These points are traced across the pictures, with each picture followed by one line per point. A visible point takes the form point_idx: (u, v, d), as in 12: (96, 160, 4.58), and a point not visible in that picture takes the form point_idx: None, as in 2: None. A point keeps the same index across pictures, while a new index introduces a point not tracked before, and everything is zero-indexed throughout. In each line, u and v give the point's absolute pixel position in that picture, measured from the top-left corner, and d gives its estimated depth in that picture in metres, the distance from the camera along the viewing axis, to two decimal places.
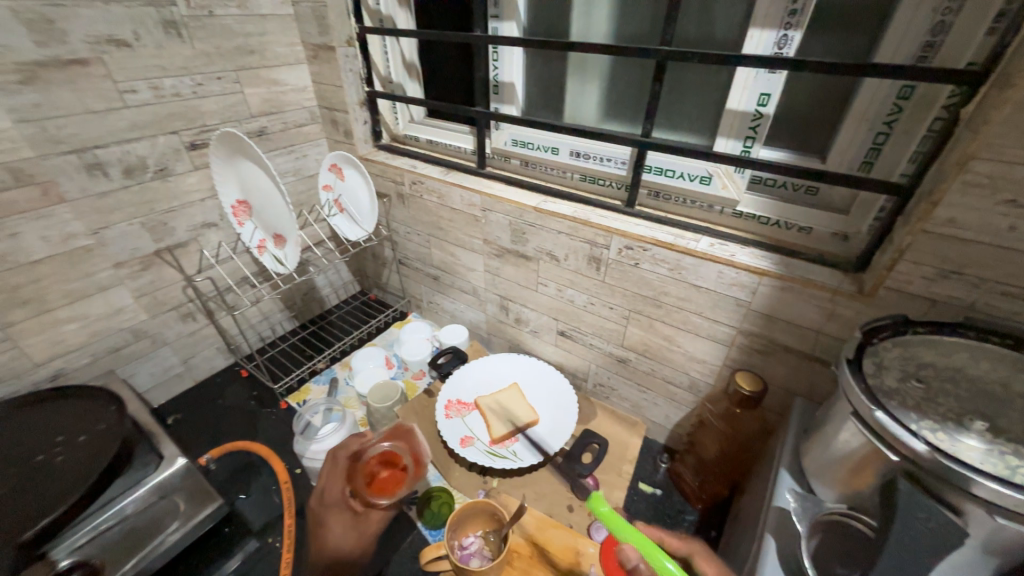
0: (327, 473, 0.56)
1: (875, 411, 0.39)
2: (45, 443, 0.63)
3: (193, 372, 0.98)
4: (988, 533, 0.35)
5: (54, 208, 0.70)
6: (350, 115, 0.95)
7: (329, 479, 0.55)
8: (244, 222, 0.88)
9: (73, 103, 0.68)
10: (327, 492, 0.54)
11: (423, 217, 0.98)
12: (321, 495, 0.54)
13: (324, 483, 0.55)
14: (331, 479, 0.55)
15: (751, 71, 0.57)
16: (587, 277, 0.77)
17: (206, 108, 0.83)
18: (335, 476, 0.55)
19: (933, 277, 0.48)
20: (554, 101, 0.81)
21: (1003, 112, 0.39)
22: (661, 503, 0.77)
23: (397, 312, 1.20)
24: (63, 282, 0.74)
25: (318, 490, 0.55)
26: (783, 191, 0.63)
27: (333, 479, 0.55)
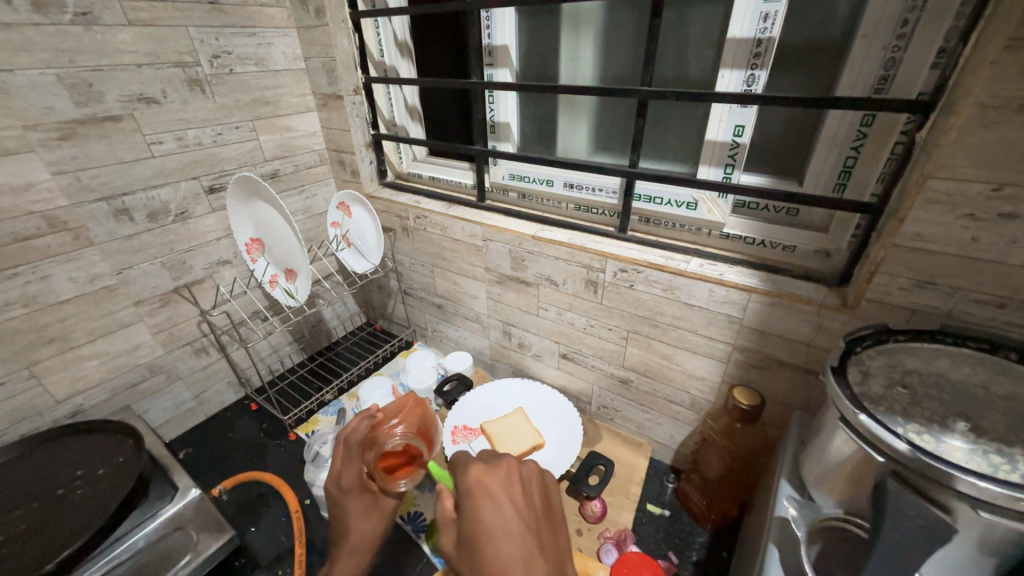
0: (342, 458, 0.59)
1: (859, 414, 0.41)
2: (65, 477, 0.67)
3: (205, 406, 1.01)
4: (980, 530, 0.36)
5: (83, 251, 0.75)
6: (357, 156, 1.02)
7: (344, 464, 0.59)
8: (257, 258, 0.93)
9: (106, 155, 0.74)
10: (343, 477, 0.58)
11: (427, 248, 1.02)
12: (338, 478, 0.59)
13: (339, 467, 0.59)
14: (346, 464, 0.59)
15: (726, 106, 0.62)
16: (585, 300, 0.80)
17: (225, 155, 0.89)
18: (350, 461, 0.59)
19: (910, 288, 0.51)
20: (547, 137, 0.87)
21: (951, 136, 0.44)
22: (670, 525, 0.77)
23: (402, 341, 1.23)
24: (87, 320, 0.78)
25: (335, 473, 0.59)
26: (766, 214, 0.67)
27: (349, 465, 0.59)
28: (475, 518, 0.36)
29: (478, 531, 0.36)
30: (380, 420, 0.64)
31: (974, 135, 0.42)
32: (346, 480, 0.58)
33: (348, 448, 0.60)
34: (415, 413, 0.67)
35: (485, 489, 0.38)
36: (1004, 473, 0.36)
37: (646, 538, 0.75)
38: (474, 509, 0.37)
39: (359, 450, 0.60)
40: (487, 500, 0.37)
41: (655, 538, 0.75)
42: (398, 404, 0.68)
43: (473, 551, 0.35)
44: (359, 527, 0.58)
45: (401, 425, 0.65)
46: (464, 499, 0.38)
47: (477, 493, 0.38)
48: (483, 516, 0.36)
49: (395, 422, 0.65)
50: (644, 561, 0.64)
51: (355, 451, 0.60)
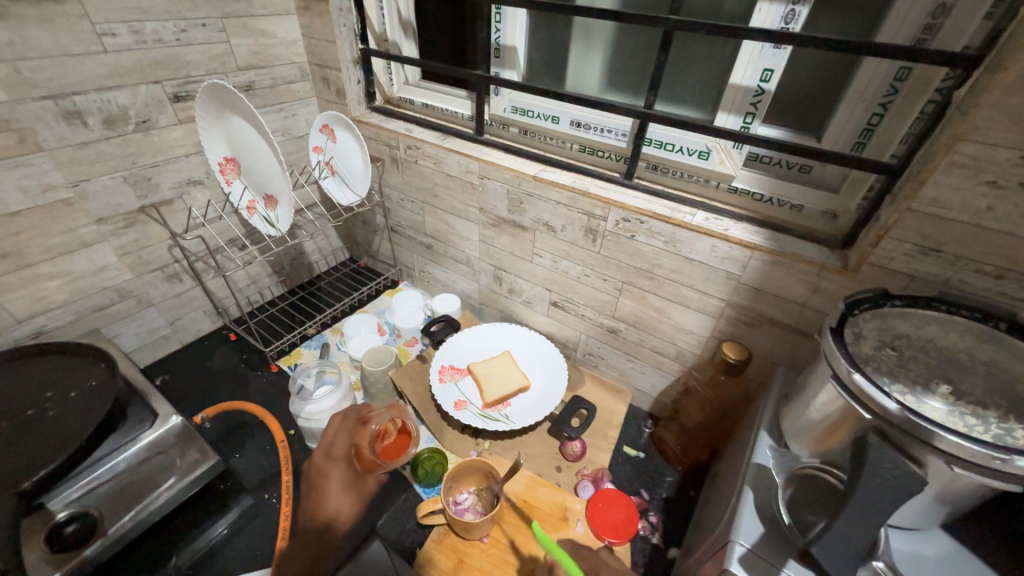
0: (336, 430, 0.57)
1: (854, 373, 0.42)
2: (34, 398, 0.64)
3: (181, 334, 0.97)
4: (946, 481, 0.39)
5: (31, 156, 0.66)
6: (343, 73, 0.92)
7: (336, 435, 0.56)
8: (232, 180, 0.85)
9: (48, 44, 0.64)
10: (335, 447, 0.55)
11: (417, 183, 0.96)
12: (327, 449, 0.55)
13: (330, 439, 0.56)
14: (339, 435, 0.56)
15: (757, 46, 0.57)
16: (583, 248, 0.78)
17: (191, 58, 0.78)
18: (345, 432, 0.56)
19: (914, 254, 0.51)
20: (556, 68, 0.80)
21: (993, 96, 0.41)
22: (644, 465, 0.82)
23: (388, 280, 1.20)
24: (43, 236, 0.71)
25: (324, 446, 0.55)
26: (778, 169, 0.65)
27: (343, 436, 0.56)
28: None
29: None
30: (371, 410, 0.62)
31: (1016, 95, 0.40)
32: (336, 450, 0.54)
33: (344, 419, 0.58)
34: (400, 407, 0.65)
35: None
36: (977, 432, 0.38)
37: (621, 476, 0.80)
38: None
39: (354, 424, 0.58)
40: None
41: (629, 476, 0.80)
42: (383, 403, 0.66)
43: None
44: (338, 500, 0.50)
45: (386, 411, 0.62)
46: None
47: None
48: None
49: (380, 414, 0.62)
50: (618, 498, 0.71)
51: (351, 423, 0.57)
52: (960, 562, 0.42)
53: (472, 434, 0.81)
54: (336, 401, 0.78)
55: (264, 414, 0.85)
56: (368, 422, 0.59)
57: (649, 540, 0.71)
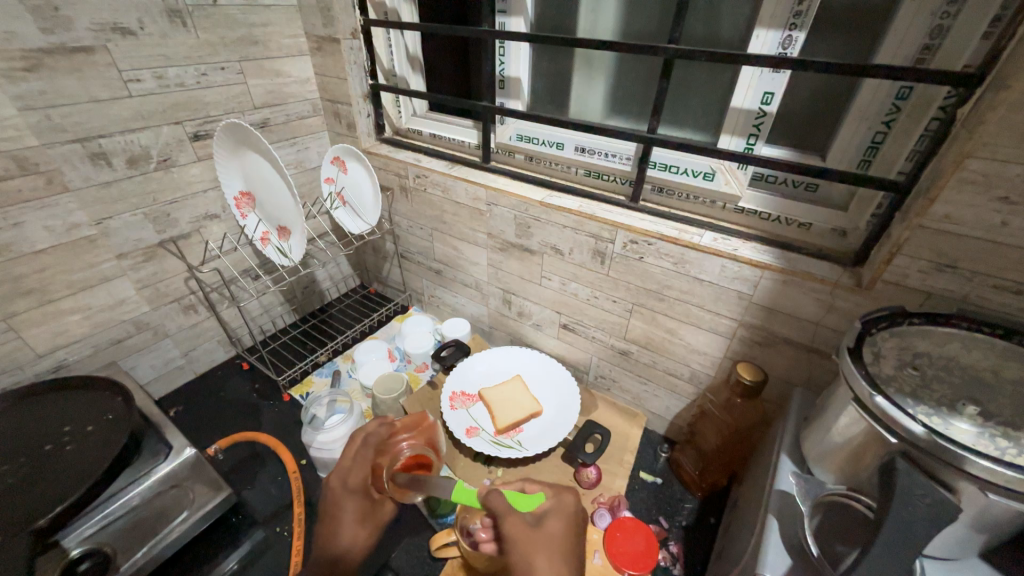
0: (355, 456, 0.54)
1: (876, 396, 0.40)
2: (53, 433, 0.65)
3: (195, 364, 0.98)
4: (981, 508, 0.37)
5: (58, 197, 0.69)
6: (354, 108, 0.95)
7: (353, 463, 0.54)
8: (247, 213, 0.88)
9: (78, 91, 0.67)
10: (351, 477, 0.53)
11: (426, 211, 0.98)
12: (344, 477, 0.53)
13: (347, 465, 0.53)
14: (357, 464, 0.53)
15: (757, 70, 0.59)
16: (591, 271, 0.79)
17: (210, 99, 0.82)
18: (364, 461, 0.54)
19: (929, 271, 0.51)
20: (560, 96, 0.82)
21: (998, 113, 0.41)
22: (662, 491, 0.79)
23: (398, 306, 1.21)
24: (66, 272, 0.73)
25: (340, 473, 0.53)
26: (784, 188, 0.65)
27: (362, 464, 0.54)
28: (551, 522, 0.49)
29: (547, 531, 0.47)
30: (396, 428, 0.58)
31: (1021, 113, 0.40)
32: (353, 480, 0.53)
33: (364, 445, 0.54)
34: (430, 428, 0.60)
35: (567, 509, 0.50)
36: (1010, 456, 0.37)
37: (638, 503, 0.77)
38: (553, 514, 0.49)
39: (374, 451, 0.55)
40: (563, 518, 0.49)
41: (647, 503, 0.77)
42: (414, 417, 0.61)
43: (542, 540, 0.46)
44: (353, 532, 0.51)
45: (415, 434, 0.58)
46: (550, 504, 0.51)
47: (563, 509, 0.50)
48: (557, 520, 0.49)
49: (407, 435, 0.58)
50: (637, 527, 0.69)
51: (371, 450, 0.54)
52: None
53: (484, 461, 0.80)
54: (347, 430, 0.78)
55: (276, 444, 0.85)
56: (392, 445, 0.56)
57: (671, 571, 0.68)
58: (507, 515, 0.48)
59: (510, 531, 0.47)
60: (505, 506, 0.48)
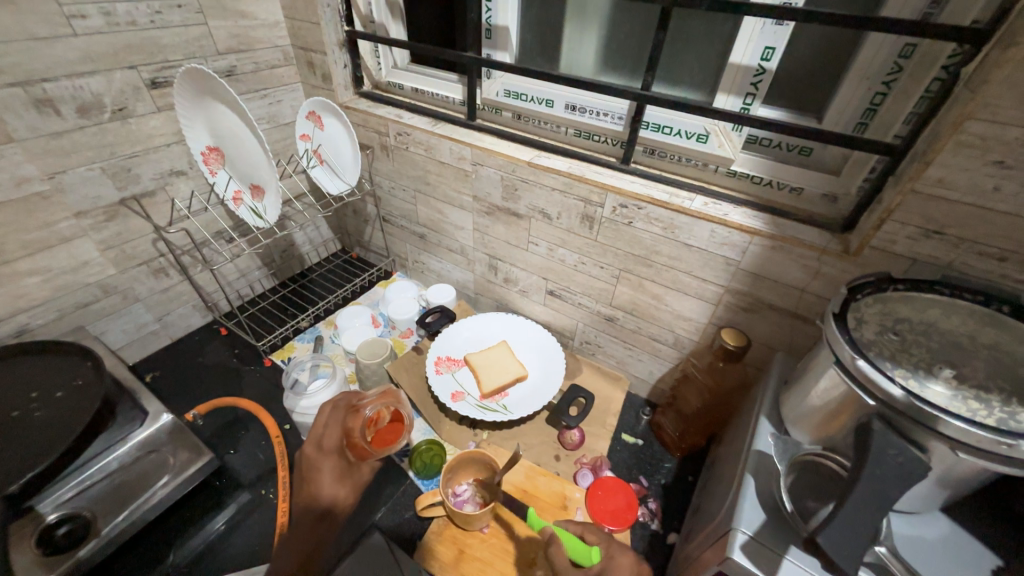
0: (326, 420, 0.54)
1: (858, 359, 0.41)
2: (19, 399, 0.62)
3: (170, 330, 0.95)
4: (948, 465, 0.39)
5: (2, 148, 0.63)
6: (329, 57, 0.88)
7: (325, 427, 0.53)
8: (216, 170, 0.83)
9: (13, 26, 0.60)
10: (326, 438, 0.52)
11: (408, 171, 0.93)
12: (318, 441, 0.52)
13: (320, 429, 0.53)
14: (330, 426, 0.53)
15: (759, 22, 0.55)
16: (579, 236, 0.77)
17: (167, 41, 0.75)
18: (336, 422, 0.54)
19: (917, 237, 0.50)
20: (550, 49, 0.77)
21: (1003, 72, 0.40)
22: (643, 452, 0.82)
23: (381, 271, 1.18)
24: (20, 231, 0.68)
25: (314, 438, 0.52)
26: (778, 152, 0.63)
27: (335, 425, 0.53)
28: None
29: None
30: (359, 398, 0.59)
31: None
32: (328, 442, 0.52)
33: (334, 408, 0.55)
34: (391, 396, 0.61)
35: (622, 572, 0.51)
36: (980, 416, 0.38)
37: (620, 463, 0.80)
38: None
39: (345, 413, 0.55)
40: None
41: (628, 463, 0.80)
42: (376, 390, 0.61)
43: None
44: (332, 492, 0.49)
45: (379, 397, 0.60)
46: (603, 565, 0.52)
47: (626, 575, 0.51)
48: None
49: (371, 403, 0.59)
50: (618, 486, 0.71)
51: (342, 412, 0.55)
52: (960, 544, 0.42)
53: (470, 425, 0.81)
54: (331, 395, 0.77)
55: (258, 409, 0.84)
56: (358, 411, 0.57)
57: (649, 526, 0.71)
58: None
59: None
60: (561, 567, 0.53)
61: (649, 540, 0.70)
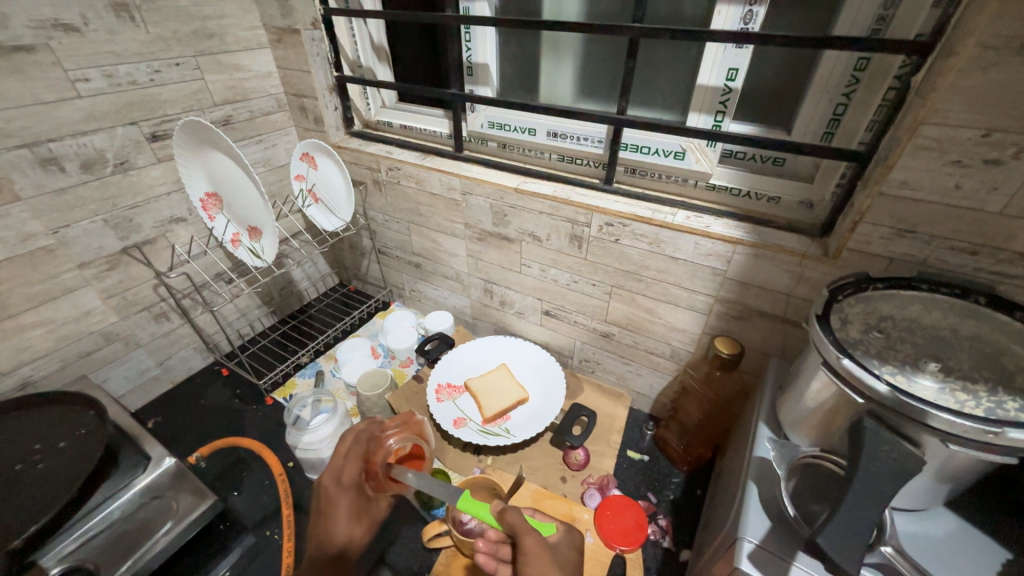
0: (346, 452, 0.54)
1: (843, 358, 0.42)
2: (22, 452, 0.62)
3: (171, 374, 0.96)
4: (943, 459, 0.39)
5: (9, 206, 0.66)
6: (320, 101, 0.92)
7: (346, 459, 0.53)
8: (215, 215, 0.85)
9: (22, 94, 0.64)
10: (345, 474, 0.53)
11: (401, 203, 0.96)
12: (338, 474, 0.53)
13: (340, 462, 0.53)
14: (350, 460, 0.53)
15: (720, 46, 0.59)
16: (569, 255, 0.79)
17: (166, 97, 0.79)
18: (356, 457, 0.53)
19: (891, 237, 0.52)
20: (530, 81, 0.82)
21: (949, 79, 0.43)
22: (649, 468, 0.81)
23: (379, 302, 1.20)
24: (24, 285, 0.70)
25: (334, 470, 0.53)
26: (753, 164, 0.66)
27: (355, 460, 0.53)
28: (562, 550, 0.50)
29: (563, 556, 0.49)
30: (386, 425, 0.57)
31: (971, 77, 0.42)
32: (347, 477, 0.53)
33: (357, 440, 0.54)
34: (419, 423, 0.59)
35: (576, 543, 0.52)
36: (968, 408, 0.39)
37: (627, 481, 0.79)
38: (564, 544, 0.51)
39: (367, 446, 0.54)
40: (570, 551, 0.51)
41: (635, 480, 0.79)
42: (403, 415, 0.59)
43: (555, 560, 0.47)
44: (348, 530, 0.51)
45: (404, 428, 0.57)
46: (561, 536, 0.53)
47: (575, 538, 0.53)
48: (567, 552, 0.50)
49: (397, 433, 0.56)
50: (626, 505, 0.70)
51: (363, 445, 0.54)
52: (966, 539, 0.42)
53: (474, 451, 0.80)
54: (332, 429, 0.77)
55: (261, 448, 0.84)
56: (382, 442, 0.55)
57: (660, 544, 0.70)
58: (525, 531, 0.46)
59: (529, 548, 0.45)
60: (522, 522, 0.47)
61: (661, 558, 0.69)
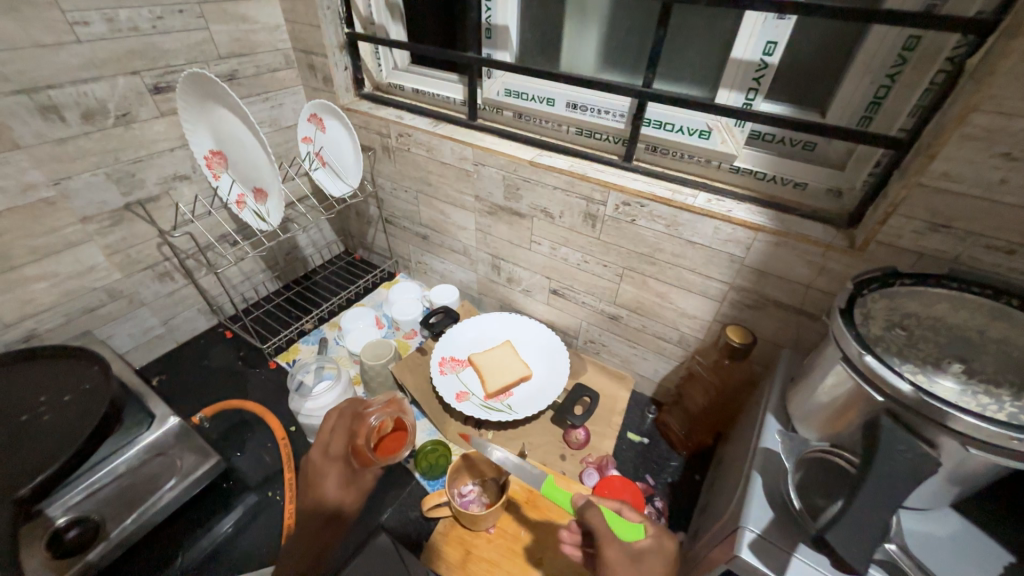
0: (332, 427, 0.56)
1: (865, 355, 0.40)
2: (27, 404, 0.63)
3: (176, 333, 0.96)
4: (958, 462, 0.38)
5: (8, 154, 0.64)
6: (330, 59, 0.88)
7: (333, 433, 0.55)
8: (219, 174, 0.82)
9: (18, 34, 0.61)
10: (332, 445, 0.54)
11: (410, 172, 0.94)
12: (325, 447, 0.54)
13: (327, 436, 0.55)
14: (336, 433, 0.55)
15: (760, 17, 0.55)
16: (582, 234, 0.77)
17: (169, 47, 0.75)
18: (342, 430, 0.56)
19: (923, 231, 0.50)
20: (551, 48, 0.77)
21: (1009, 62, 0.39)
22: (649, 451, 0.81)
23: (385, 272, 1.18)
24: (27, 237, 0.69)
25: (321, 443, 0.54)
26: (781, 147, 0.63)
27: (340, 433, 0.56)
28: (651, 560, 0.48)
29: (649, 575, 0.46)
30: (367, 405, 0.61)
31: None
32: (334, 448, 0.54)
33: (342, 416, 0.57)
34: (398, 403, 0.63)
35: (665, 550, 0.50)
36: (990, 412, 0.38)
37: (626, 462, 0.79)
38: (653, 552, 0.49)
39: (351, 421, 0.57)
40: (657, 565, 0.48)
41: (634, 462, 0.80)
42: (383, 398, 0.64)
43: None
44: (338, 498, 0.50)
45: (385, 405, 0.62)
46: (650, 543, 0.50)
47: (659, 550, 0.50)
48: (656, 560, 0.48)
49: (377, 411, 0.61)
50: (624, 485, 0.70)
51: (348, 420, 0.57)
52: (971, 540, 0.42)
53: (475, 425, 0.81)
54: (336, 397, 0.77)
55: (264, 411, 0.84)
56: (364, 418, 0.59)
57: (656, 524, 0.71)
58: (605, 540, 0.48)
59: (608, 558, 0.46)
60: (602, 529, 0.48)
61: None
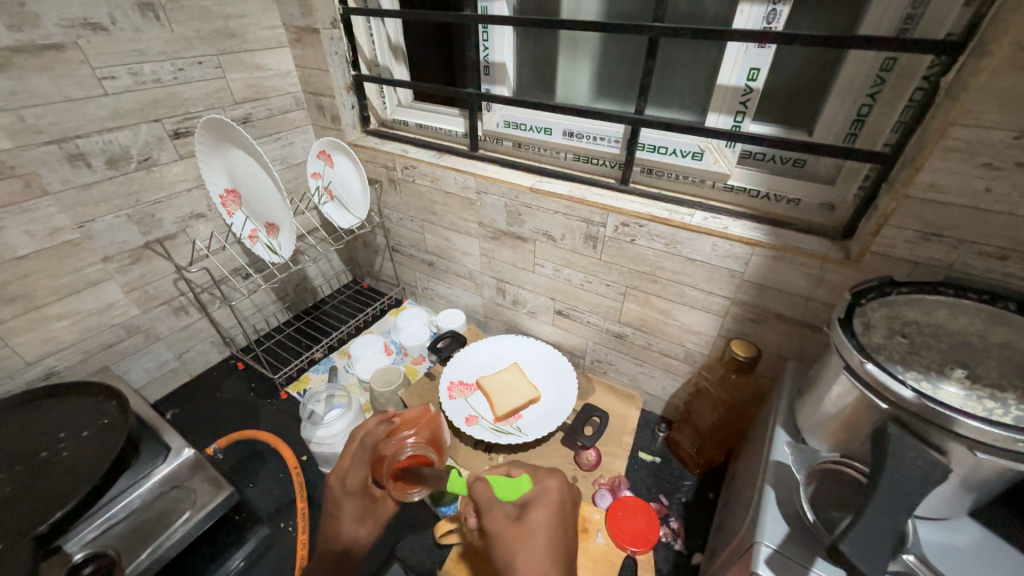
0: (352, 456, 0.55)
1: (866, 363, 0.41)
2: (48, 440, 0.64)
3: (189, 366, 0.97)
4: (970, 468, 0.38)
5: (37, 201, 0.67)
6: (338, 100, 0.93)
7: (352, 464, 0.54)
8: (233, 211, 0.87)
9: (51, 90, 0.65)
10: (349, 479, 0.54)
11: (415, 202, 0.97)
12: (344, 478, 0.54)
13: (347, 465, 0.55)
14: (355, 466, 0.54)
15: (742, 45, 0.58)
16: (583, 255, 0.79)
17: (189, 95, 0.80)
18: (361, 462, 0.54)
19: (916, 240, 0.51)
20: (546, 81, 0.82)
21: (981, 80, 0.42)
22: (661, 470, 0.81)
23: (392, 299, 1.20)
24: (52, 277, 0.72)
25: (341, 473, 0.54)
26: (772, 165, 0.65)
27: (358, 466, 0.54)
28: (535, 509, 0.47)
29: (535, 522, 0.46)
30: (396, 427, 0.58)
31: (1005, 78, 0.41)
32: (351, 482, 0.54)
33: (362, 447, 0.55)
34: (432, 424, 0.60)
35: (553, 498, 0.49)
36: (996, 416, 0.38)
37: (639, 483, 0.78)
38: (535, 505, 0.48)
39: (372, 450, 0.55)
40: (552, 507, 0.48)
41: (647, 482, 0.79)
42: (416, 411, 0.61)
43: (527, 536, 0.45)
44: (353, 531, 0.54)
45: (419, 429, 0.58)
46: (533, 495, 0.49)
47: (549, 495, 0.49)
48: (541, 515, 0.47)
49: (411, 432, 0.58)
50: (637, 506, 0.70)
51: (367, 450, 0.55)
52: (992, 550, 0.41)
53: (485, 449, 0.80)
54: (346, 424, 0.78)
55: (276, 441, 0.85)
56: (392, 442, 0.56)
57: (672, 546, 0.70)
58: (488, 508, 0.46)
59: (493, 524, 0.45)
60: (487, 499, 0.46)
61: (673, 561, 0.68)
